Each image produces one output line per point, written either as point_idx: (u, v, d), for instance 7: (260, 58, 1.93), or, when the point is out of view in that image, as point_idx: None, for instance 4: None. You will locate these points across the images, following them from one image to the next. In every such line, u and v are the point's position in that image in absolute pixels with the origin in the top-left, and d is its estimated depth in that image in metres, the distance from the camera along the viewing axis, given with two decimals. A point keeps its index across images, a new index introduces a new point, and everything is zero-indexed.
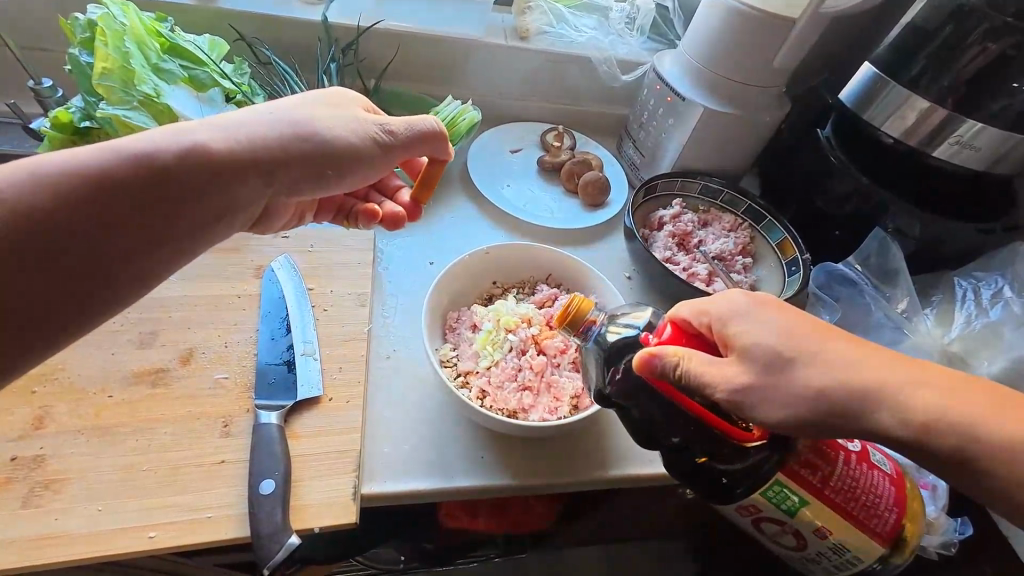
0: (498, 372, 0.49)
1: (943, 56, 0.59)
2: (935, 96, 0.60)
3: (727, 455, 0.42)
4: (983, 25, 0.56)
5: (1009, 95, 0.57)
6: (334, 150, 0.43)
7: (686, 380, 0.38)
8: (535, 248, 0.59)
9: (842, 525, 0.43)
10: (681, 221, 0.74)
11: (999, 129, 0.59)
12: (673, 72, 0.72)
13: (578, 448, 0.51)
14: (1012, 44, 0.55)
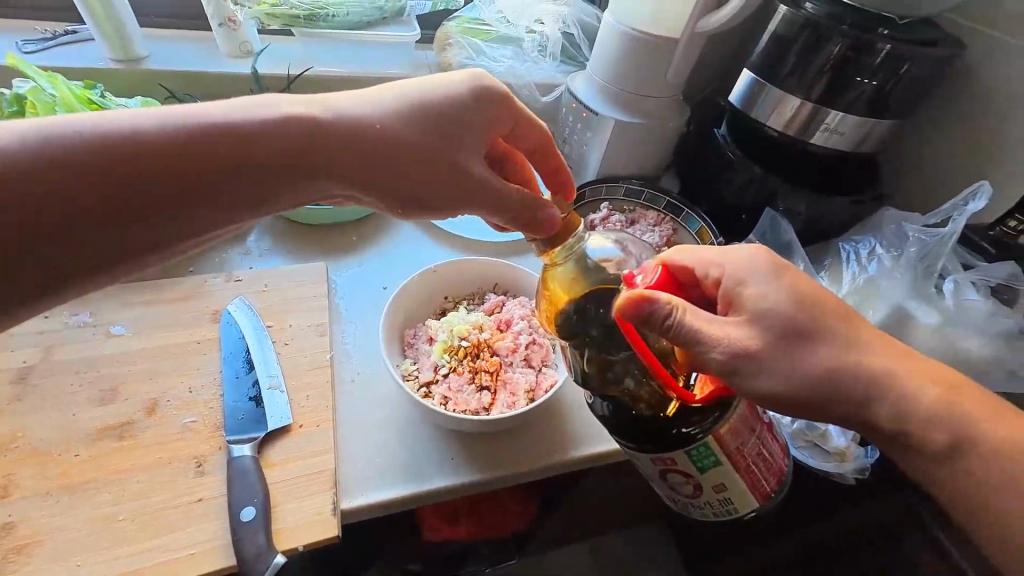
0: (457, 377, 0.53)
1: (803, 60, 0.71)
2: (802, 92, 0.72)
3: (672, 408, 0.44)
4: (827, 34, 0.67)
5: (857, 87, 0.69)
6: (418, 184, 0.45)
7: (671, 328, 0.41)
8: (479, 261, 0.64)
9: (738, 487, 0.44)
10: (612, 221, 0.82)
11: (857, 115, 0.71)
12: (586, 92, 0.80)
13: (541, 436, 0.56)
14: (850, 47, 0.67)
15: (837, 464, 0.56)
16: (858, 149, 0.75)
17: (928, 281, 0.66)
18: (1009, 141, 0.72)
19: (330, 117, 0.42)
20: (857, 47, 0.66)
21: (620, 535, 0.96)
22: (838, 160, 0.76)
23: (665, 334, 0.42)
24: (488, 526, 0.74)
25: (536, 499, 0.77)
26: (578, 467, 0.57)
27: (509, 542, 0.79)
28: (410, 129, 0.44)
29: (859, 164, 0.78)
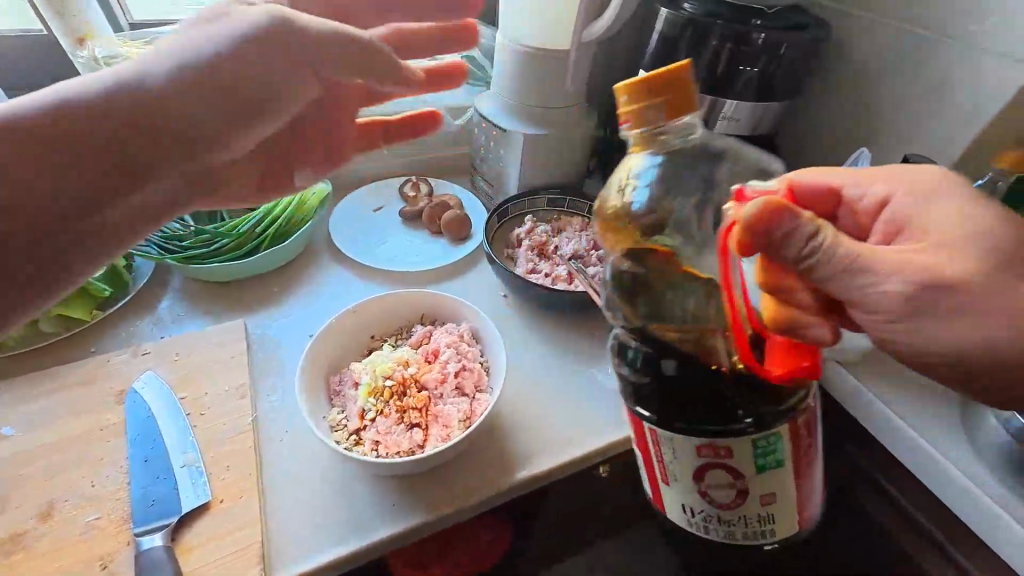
0: (385, 419, 0.51)
1: (692, 56, 0.77)
2: (697, 86, 0.78)
3: (755, 383, 0.39)
4: (711, 33, 0.73)
5: (743, 77, 0.76)
6: (232, 99, 0.34)
7: (804, 253, 0.36)
8: (402, 294, 0.62)
9: (787, 489, 0.39)
10: (536, 233, 0.81)
11: (749, 103, 0.78)
12: (493, 110, 0.81)
13: (481, 463, 0.56)
14: (732, 43, 0.73)
15: None
16: (757, 132, 0.82)
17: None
18: (883, 108, 0.78)
19: (146, 87, 0.32)
20: (738, 43, 0.73)
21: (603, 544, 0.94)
22: (741, 144, 0.83)
23: (786, 257, 0.36)
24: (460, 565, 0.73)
25: (507, 528, 0.75)
26: (527, 488, 0.56)
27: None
28: (216, 73, 0.33)
29: (762, 145, 0.84)
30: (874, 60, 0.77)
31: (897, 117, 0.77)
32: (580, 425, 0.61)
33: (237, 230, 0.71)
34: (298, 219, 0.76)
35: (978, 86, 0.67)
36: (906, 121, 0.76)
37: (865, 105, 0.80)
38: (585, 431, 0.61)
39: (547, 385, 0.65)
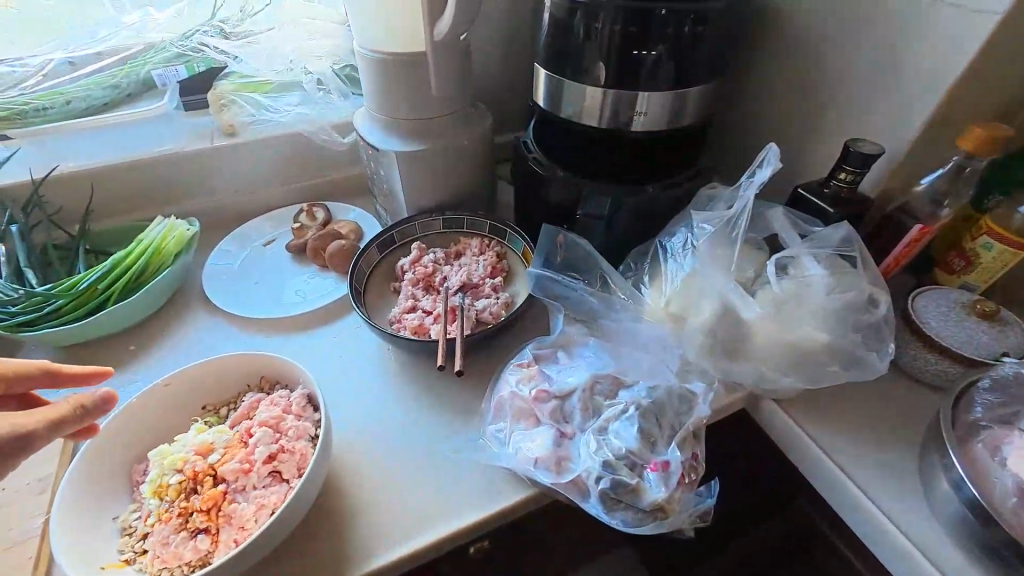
0: (167, 525, 0.43)
1: (585, 45, 0.63)
2: (597, 78, 0.64)
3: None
4: (599, 13, 0.60)
5: (649, 62, 0.62)
6: None
7: None
8: (231, 357, 0.54)
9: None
10: (423, 261, 0.71)
11: (664, 92, 0.64)
12: (366, 127, 0.71)
13: (307, 559, 0.47)
14: (628, 21, 0.60)
15: (667, 521, 0.46)
16: (683, 123, 0.67)
17: (732, 256, 0.56)
18: (825, 83, 0.64)
19: None
20: (636, 20, 0.59)
21: None
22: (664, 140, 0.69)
23: None
24: None
25: None
26: None
27: None
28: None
29: (691, 138, 0.70)
30: (809, 26, 0.63)
31: (840, 94, 0.63)
32: (438, 501, 0.51)
33: (76, 287, 0.65)
34: (151, 267, 0.69)
35: (930, 51, 0.53)
36: (853, 98, 0.62)
37: (804, 81, 0.66)
38: (443, 510, 0.51)
39: (407, 450, 0.55)
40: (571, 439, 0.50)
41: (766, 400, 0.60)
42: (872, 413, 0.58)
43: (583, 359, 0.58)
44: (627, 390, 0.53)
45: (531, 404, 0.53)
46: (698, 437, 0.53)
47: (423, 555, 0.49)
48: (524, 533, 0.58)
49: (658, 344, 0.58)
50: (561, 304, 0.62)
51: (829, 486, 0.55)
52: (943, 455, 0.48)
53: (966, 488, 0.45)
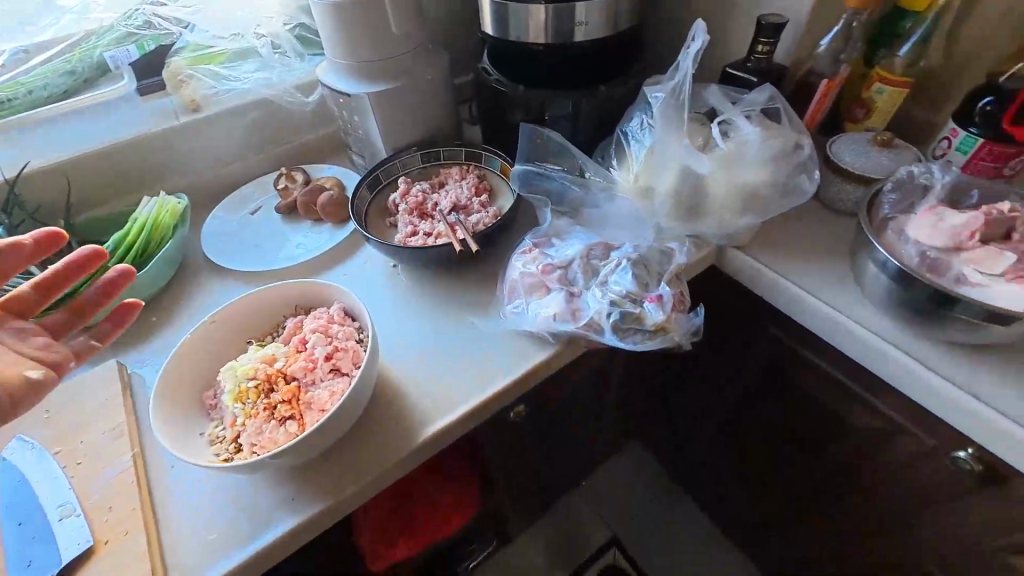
0: (256, 421, 0.49)
1: None
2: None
3: None
4: None
5: None
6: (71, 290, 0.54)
7: None
8: (266, 290, 0.59)
9: None
10: (412, 193, 0.77)
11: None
12: (335, 76, 0.76)
13: (381, 435, 0.55)
14: None
15: (668, 336, 0.57)
16: (620, 29, 0.76)
17: (683, 121, 0.63)
18: None
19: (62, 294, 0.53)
20: None
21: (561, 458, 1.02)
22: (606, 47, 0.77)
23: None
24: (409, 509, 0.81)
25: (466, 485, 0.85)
26: (438, 444, 0.56)
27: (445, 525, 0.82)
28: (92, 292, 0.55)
29: (628, 41, 0.79)
30: None
31: None
32: (478, 372, 0.59)
33: None
34: (154, 241, 0.72)
35: None
36: None
37: None
38: (484, 377, 0.59)
39: (438, 343, 0.63)
40: (579, 296, 0.59)
41: (727, 248, 0.72)
42: (810, 239, 0.71)
43: (574, 238, 0.66)
44: (617, 250, 0.62)
45: (539, 277, 0.61)
46: (680, 278, 0.63)
47: (477, 414, 0.58)
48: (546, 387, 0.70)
49: (631, 218, 0.69)
50: (546, 195, 0.71)
51: (786, 301, 0.67)
52: (868, 248, 0.58)
53: (889, 264, 0.55)
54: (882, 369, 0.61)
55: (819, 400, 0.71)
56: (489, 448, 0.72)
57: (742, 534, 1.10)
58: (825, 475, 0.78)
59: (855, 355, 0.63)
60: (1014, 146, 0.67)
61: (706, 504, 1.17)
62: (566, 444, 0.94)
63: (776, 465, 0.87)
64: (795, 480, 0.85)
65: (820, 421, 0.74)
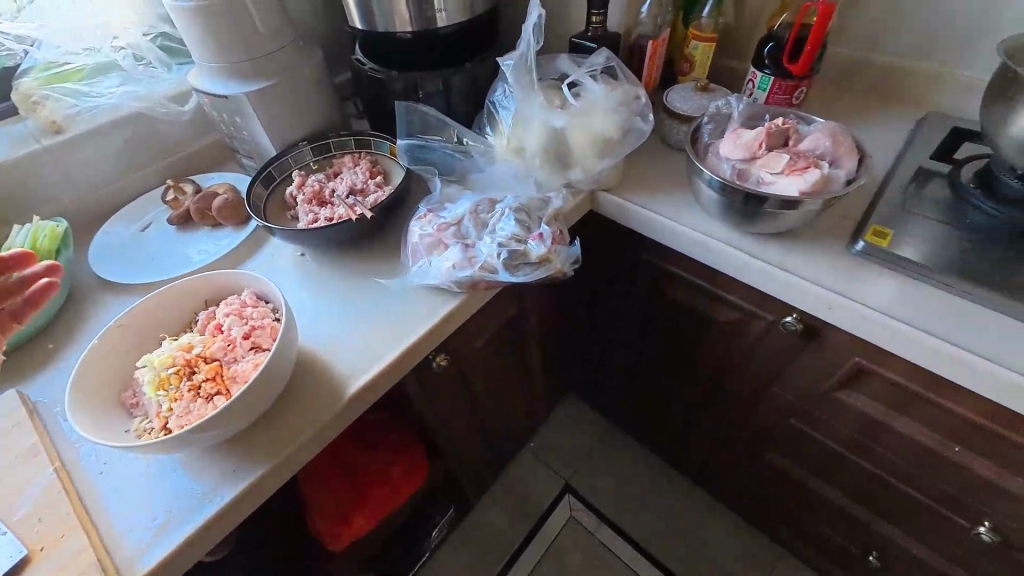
0: (182, 402, 0.52)
1: None
2: None
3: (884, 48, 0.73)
4: None
5: None
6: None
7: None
8: (171, 288, 0.61)
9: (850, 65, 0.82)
10: (308, 184, 0.81)
11: None
12: (209, 80, 0.78)
13: (313, 398, 0.60)
14: None
15: (552, 266, 0.67)
16: (477, 14, 0.84)
17: (534, 84, 0.73)
18: None
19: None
20: None
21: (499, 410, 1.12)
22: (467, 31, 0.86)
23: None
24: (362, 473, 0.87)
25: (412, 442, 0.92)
26: (368, 397, 0.62)
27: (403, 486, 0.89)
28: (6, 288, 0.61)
29: (487, 24, 0.89)
30: None
31: None
32: (395, 328, 0.66)
33: None
34: None
35: None
36: None
37: None
38: (402, 331, 0.66)
39: (354, 313, 0.68)
40: (473, 245, 0.67)
41: (597, 193, 0.84)
42: (660, 175, 0.85)
43: (464, 199, 0.74)
44: (501, 202, 0.71)
45: (436, 235, 0.68)
46: (559, 220, 0.74)
47: (400, 364, 0.64)
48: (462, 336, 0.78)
49: (512, 177, 0.79)
50: (430, 165, 0.79)
51: (648, 228, 0.81)
52: (698, 173, 0.71)
53: (713, 181, 0.69)
54: (725, 266, 0.75)
55: (677, 299, 0.91)
56: (422, 399, 0.80)
57: (666, 440, 1.28)
58: (698, 359, 0.98)
59: (706, 259, 0.77)
60: (793, 80, 0.85)
61: (631, 421, 1.35)
62: (497, 392, 1.05)
63: (668, 362, 1.06)
64: (683, 372, 1.04)
65: (693, 317, 0.92)
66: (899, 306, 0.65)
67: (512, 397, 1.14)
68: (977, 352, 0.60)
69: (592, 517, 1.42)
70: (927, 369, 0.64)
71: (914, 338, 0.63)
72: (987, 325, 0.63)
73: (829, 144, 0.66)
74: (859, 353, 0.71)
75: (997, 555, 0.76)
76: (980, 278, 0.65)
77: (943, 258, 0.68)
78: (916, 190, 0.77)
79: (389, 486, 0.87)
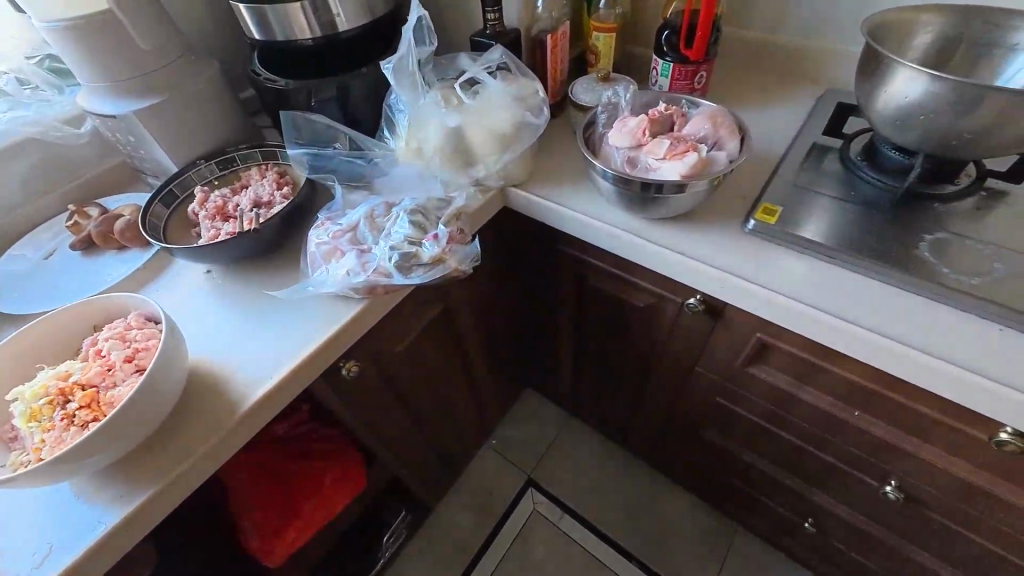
0: (55, 432, 0.51)
1: None
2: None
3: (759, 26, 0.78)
4: None
5: None
6: None
7: None
8: (54, 316, 0.60)
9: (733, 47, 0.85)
10: (211, 199, 0.79)
11: None
12: (94, 100, 0.76)
13: (206, 416, 0.59)
14: None
15: (446, 266, 0.68)
16: (375, 16, 0.84)
17: (419, 91, 0.75)
18: None
19: None
20: None
21: (441, 412, 1.11)
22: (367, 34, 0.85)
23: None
24: (293, 489, 0.87)
25: (347, 452, 0.92)
26: (266, 409, 0.62)
27: (335, 495, 0.89)
28: None
29: (387, 27, 0.89)
30: None
31: None
32: (295, 339, 0.65)
33: None
34: None
35: None
36: None
37: None
38: (301, 341, 0.65)
39: (255, 328, 0.67)
40: (369, 251, 0.67)
41: (507, 188, 0.83)
42: (568, 166, 0.85)
43: (363, 204, 0.74)
44: (397, 206, 0.72)
45: (333, 243, 0.68)
46: (461, 218, 0.74)
47: (298, 375, 0.63)
48: (373, 339, 0.78)
49: (417, 179, 0.79)
50: (331, 173, 0.79)
51: (558, 220, 0.81)
52: (595, 168, 0.72)
53: (607, 173, 0.69)
54: (630, 253, 0.77)
55: (599, 287, 0.93)
56: (340, 407, 0.79)
57: (617, 425, 1.29)
58: (629, 346, 1.00)
59: (613, 247, 0.78)
60: (691, 65, 0.86)
61: (583, 410, 1.36)
62: (436, 394, 1.04)
63: (602, 350, 1.08)
64: (619, 359, 1.06)
65: (616, 303, 0.93)
66: (793, 283, 0.67)
67: (455, 399, 1.13)
68: (856, 320, 0.62)
69: (555, 508, 1.41)
70: (816, 340, 0.66)
71: (799, 310, 0.65)
72: (866, 293, 0.65)
73: (708, 128, 0.70)
74: (759, 328, 0.73)
75: (909, 512, 0.79)
76: (860, 248, 0.68)
77: (827, 231, 0.71)
78: (809, 167, 0.80)
79: (322, 497, 0.88)
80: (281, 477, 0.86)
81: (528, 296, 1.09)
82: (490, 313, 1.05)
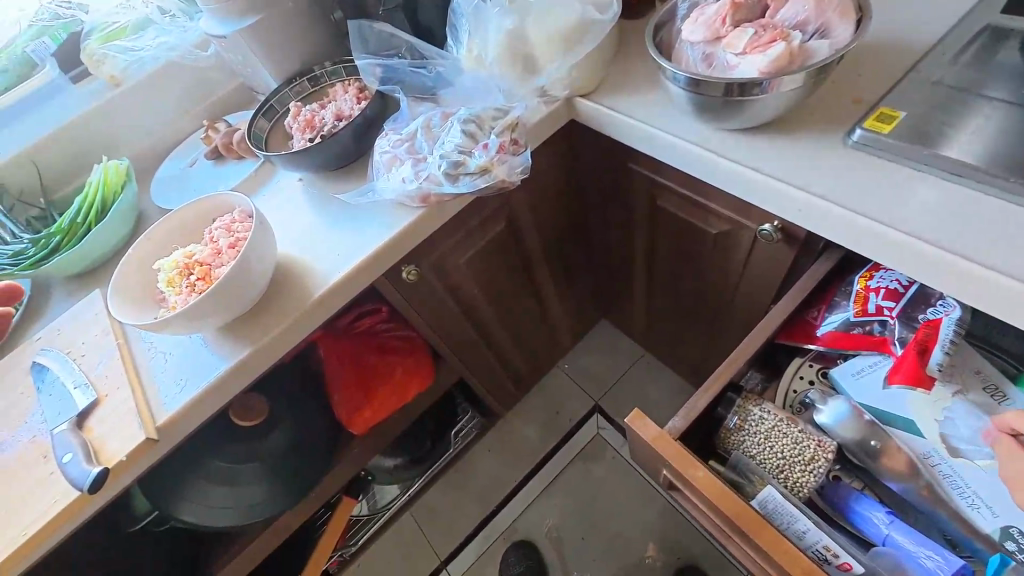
0: (182, 294, 0.67)
1: None
2: None
3: None
4: None
5: None
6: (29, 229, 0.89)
7: None
8: (175, 214, 0.75)
9: None
10: (302, 113, 0.87)
11: None
12: (211, 23, 0.86)
13: (287, 299, 0.71)
14: None
15: (490, 177, 0.70)
16: None
17: None
18: None
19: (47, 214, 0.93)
20: None
21: (510, 328, 1.17)
22: None
23: None
24: (374, 376, 1.01)
25: (422, 349, 1.04)
26: (335, 297, 0.71)
27: (411, 385, 1.03)
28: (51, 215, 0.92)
29: None
30: None
31: None
32: (362, 241, 0.73)
33: (63, 225, 0.85)
34: (110, 199, 0.88)
35: None
36: None
37: None
38: (365, 243, 0.72)
39: (331, 229, 0.76)
40: (423, 162, 0.71)
41: (574, 98, 0.77)
42: (644, 72, 0.76)
43: (422, 114, 0.77)
44: (454, 116, 0.73)
45: (393, 152, 0.73)
46: (516, 129, 0.73)
47: (362, 271, 0.72)
48: (432, 250, 0.83)
49: (478, 87, 0.78)
50: (399, 84, 0.81)
51: (630, 133, 0.73)
52: (665, 73, 0.62)
53: (678, 76, 0.60)
54: (699, 171, 0.68)
55: (672, 212, 0.85)
56: (409, 308, 0.88)
57: (691, 362, 1.24)
58: (702, 279, 0.93)
59: (682, 165, 0.70)
60: None
61: (656, 344, 1.33)
62: (503, 311, 1.09)
63: (675, 283, 1.02)
64: (692, 293, 0.99)
65: (693, 233, 0.86)
66: (899, 210, 0.55)
67: (523, 318, 1.18)
68: (975, 257, 0.51)
69: (619, 436, 1.45)
70: (922, 282, 0.55)
71: (894, 240, 0.54)
72: (1001, 223, 0.52)
73: (810, 10, 0.58)
74: (662, 466, 0.66)
75: None
76: (1008, 164, 0.53)
77: (960, 141, 0.56)
78: (969, 60, 0.61)
79: (397, 386, 1.02)
80: (364, 365, 1.01)
81: (601, 221, 1.06)
82: (558, 235, 1.05)
